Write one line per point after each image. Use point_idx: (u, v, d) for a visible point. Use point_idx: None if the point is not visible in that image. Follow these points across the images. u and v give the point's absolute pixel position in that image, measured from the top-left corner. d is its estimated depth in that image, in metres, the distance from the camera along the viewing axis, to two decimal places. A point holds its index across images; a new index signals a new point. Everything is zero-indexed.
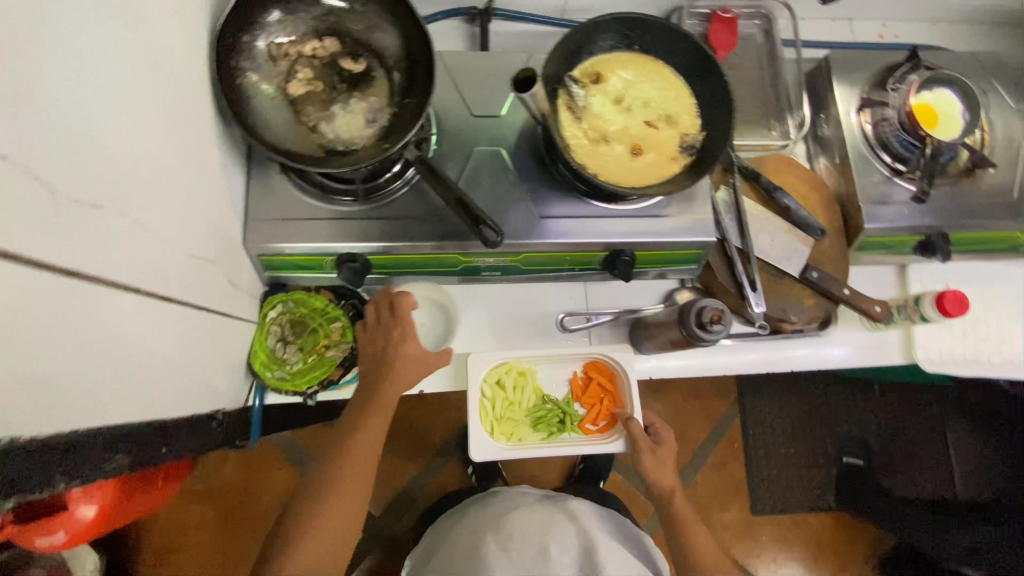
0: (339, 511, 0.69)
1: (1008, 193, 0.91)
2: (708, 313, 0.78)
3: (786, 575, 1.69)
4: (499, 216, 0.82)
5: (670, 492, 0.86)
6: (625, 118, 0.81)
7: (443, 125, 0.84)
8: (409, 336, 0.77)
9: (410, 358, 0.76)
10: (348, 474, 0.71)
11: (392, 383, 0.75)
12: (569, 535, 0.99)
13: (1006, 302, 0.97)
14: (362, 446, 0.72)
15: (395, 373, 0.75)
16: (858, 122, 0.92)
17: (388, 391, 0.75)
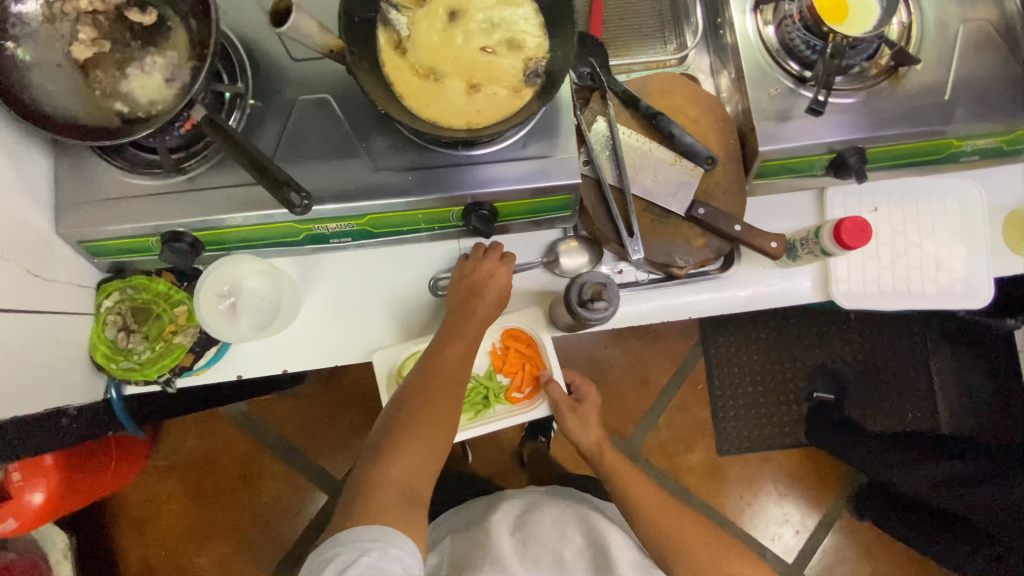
0: (433, 426, 0.74)
1: (939, 92, 0.77)
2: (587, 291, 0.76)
3: (756, 510, 1.66)
4: (332, 176, 0.73)
5: (599, 446, 0.91)
6: (457, 47, 0.70)
7: (262, 76, 0.75)
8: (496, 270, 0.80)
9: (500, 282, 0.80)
10: (451, 394, 0.76)
11: (484, 308, 0.79)
12: (581, 532, 0.98)
13: (943, 221, 0.85)
14: (459, 366, 0.77)
15: (485, 302, 0.79)
16: (757, 24, 0.78)
17: (475, 319, 0.79)
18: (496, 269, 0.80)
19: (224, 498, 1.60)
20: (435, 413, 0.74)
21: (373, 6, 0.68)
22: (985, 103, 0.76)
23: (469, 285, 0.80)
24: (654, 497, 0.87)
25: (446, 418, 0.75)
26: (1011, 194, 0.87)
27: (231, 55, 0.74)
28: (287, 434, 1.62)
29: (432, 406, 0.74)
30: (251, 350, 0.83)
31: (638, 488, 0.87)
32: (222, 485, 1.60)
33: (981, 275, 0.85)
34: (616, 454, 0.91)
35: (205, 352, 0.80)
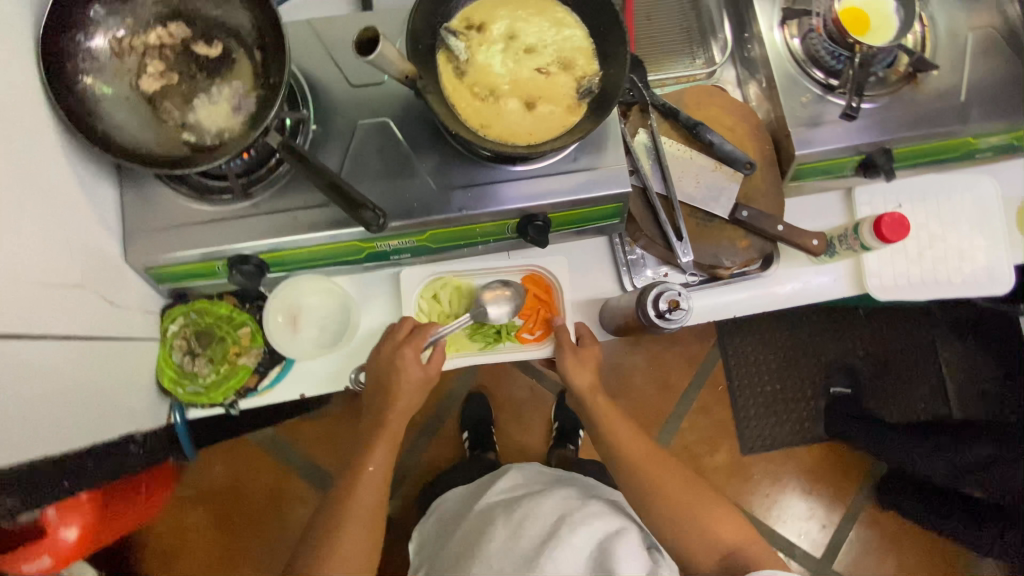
0: (354, 547, 0.73)
1: (955, 94, 0.82)
2: (664, 300, 0.74)
3: (782, 508, 1.69)
4: (395, 194, 0.76)
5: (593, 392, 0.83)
6: (513, 68, 0.73)
7: (322, 102, 0.78)
8: (408, 365, 0.76)
9: (409, 384, 0.76)
10: (373, 509, 0.75)
11: (399, 409, 0.77)
12: (581, 517, 0.86)
13: (963, 215, 0.91)
14: (376, 478, 0.76)
15: (401, 399, 0.77)
16: (784, 38, 0.83)
17: (392, 424, 0.77)
18: (409, 353, 0.76)
19: (253, 524, 1.58)
20: (355, 533, 0.73)
21: (433, 33, 0.72)
22: (998, 102, 0.83)
23: (379, 383, 0.77)
24: (642, 451, 0.83)
25: (367, 535, 0.74)
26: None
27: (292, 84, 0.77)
28: (317, 455, 1.61)
29: (350, 528, 0.73)
30: (310, 367, 0.84)
31: (629, 439, 0.84)
32: (250, 512, 1.59)
33: (1002, 264, 0.90)
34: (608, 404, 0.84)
35: (269, 371, 0.82)
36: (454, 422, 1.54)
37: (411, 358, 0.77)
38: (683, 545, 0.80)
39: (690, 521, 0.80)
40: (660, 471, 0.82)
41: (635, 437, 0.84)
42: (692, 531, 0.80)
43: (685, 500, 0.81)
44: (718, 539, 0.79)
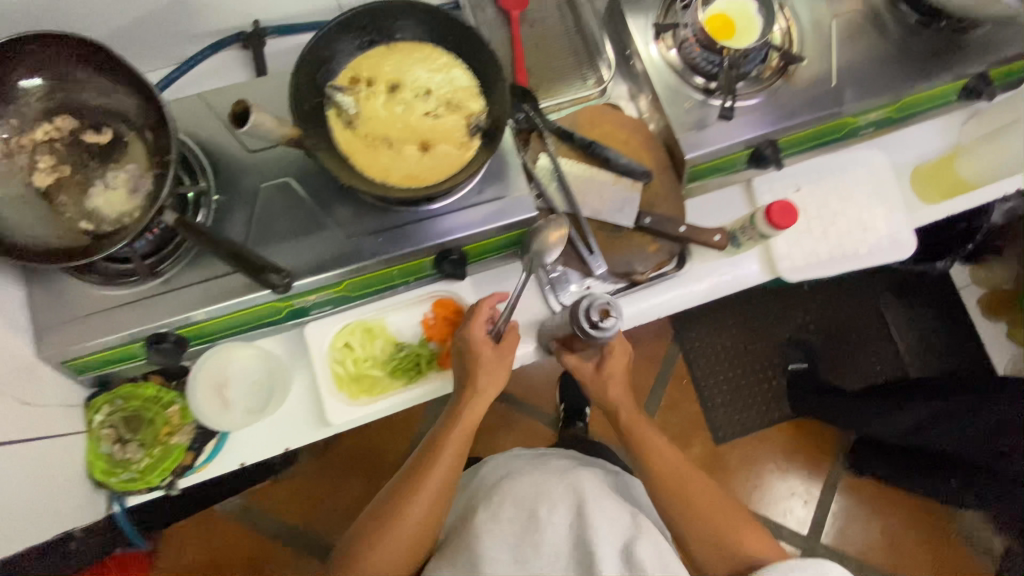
0: (418, 516, 0.74)
1: (826, 81, 0.87)
2: (593, 312, 0.74)
3: (763, 492, 1.71)
4: (305, 251, 0.76)
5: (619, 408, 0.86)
6: (402, 115, 0.76)
7: (223, 172, 0.79)
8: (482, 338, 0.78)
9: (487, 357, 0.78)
10: (439, 488, 0.75)
11: (479, 381, 0.78)
12: (559, 491, 0.81)
13: (859, 189, 0.96)
14: (447, 467, 0.76)
15: (483, 374, 0.78)
16: (660, 52, 0.86)
17: (472, 407, 0.78)
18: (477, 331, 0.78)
19: None
20: (414, 509, 0.74)
21: (319, 93, 0.74)
22: (868, 82, 0.88)
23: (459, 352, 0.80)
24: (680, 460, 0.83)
25: (430, 511, 0.75)
26: (910, 153, 0.98)
27: (190, 159, 0.78)
28: (292, 516, 1.57)
29: (411, 502, 0.74)
30: (246, 433, 0.82)
31: (663, 452, 0.83)
32: None
33: (901, 230, 0.95)
34: (638, 417, 0.85)
35: (205, 446, 0.81)
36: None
37: (482, 336, 0.79)
38: (706, 555, 0.77)
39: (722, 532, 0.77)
40: (694, 487, 0.80)
41: (670, 449, 0.84)
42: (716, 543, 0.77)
43: (717, 514, 0.78)
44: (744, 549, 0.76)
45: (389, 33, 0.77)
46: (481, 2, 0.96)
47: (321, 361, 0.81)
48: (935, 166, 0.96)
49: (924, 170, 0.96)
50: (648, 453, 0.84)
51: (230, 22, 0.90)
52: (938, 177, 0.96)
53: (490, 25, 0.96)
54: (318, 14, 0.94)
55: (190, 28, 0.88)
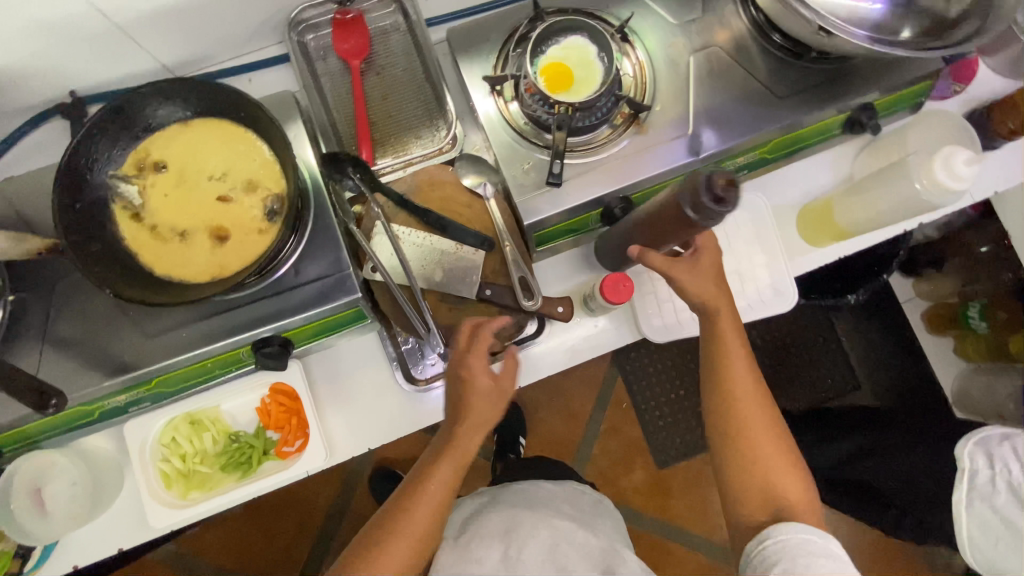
0: (388, 569, 0.66)
1: (682, 126, 0.79)
2: (716, 182, 0.60)
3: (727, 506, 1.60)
4: (105, 352, 0.71)
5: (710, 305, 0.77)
6: (195, 202, 0.70)
7: (22, 269, 0.73)
8: (475, 373, 0.69)
9: (481, 395, 0.69)
10: (423, 529, 0.68)
11: (472, 420, 0.69)
12: (536, 524, 0.84)
13: (740, 234, 0.88)
14: (435, 502, 0.69)
15: (472, 414, 0.69)
16: (497, 106, 0.79)
17: (462, 442, 0.69)
18: (475, 362, 0.69)
19: None
20: (393, 560, 0.66)
21: (99, 187, 0.68)
22: (733, 125, 0.79)
23: (454, 383, 0.70)
24: (757, 398, 0.78)
25: (407, 560, 0.67)
26: (796, 192, 0.90)
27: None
28: (220, 562, 1.46)
29: (394, 551, 0.66)
30: (80, 536, 0.79)
31: (736, 365, 0.78)
32: None
33: (784, 279, 0.87)
34: (727, 309, 0.78)
35: (33, 550, 0.77)
36: (367, 497, 1.48)
37: (479, 369, 0.69)
38: (739, 482, 0.76)
39: (768, 465, 0.75)
40: (754, 414, 0.77)
41: (748, 379, 0.78)
42: (752, 471, 0.76)
43: (772, 445, 0.76)
44: (784, 491, 0.74)
45: (170, 112, 0.70)
46: (322, 51, 0.89)
47: (145, 461, 0.77)
48: (820, 207, 0.87)
49: (808, 213, 0.88)
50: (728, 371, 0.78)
51: (44, 95, 0.85)
52: (823, 221, 0.87)
53: (332, 77, 0.88)
54: (144, 77, 0.88)
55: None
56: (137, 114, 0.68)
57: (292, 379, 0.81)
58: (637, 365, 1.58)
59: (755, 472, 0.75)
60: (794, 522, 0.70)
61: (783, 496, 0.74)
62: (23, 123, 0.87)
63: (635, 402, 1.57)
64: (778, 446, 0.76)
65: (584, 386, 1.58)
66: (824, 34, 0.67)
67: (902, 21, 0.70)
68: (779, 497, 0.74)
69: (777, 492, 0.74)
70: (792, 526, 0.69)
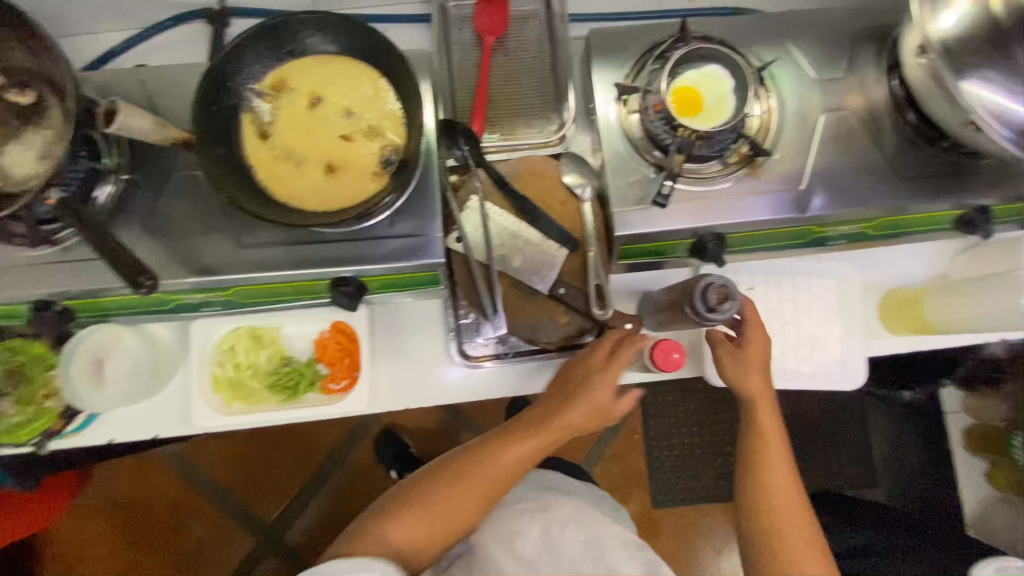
0: (455, 504, 0.77)
1: (794, 181, 0.78)
2: (712, 295, 0.68)
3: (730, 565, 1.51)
4: (195, 249, 0.74)
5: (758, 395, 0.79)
6: (317, 133, 0.72)
7: (140, 154, 0.77)
8: (599, 381, 0.75)
9: (590, 403, 0.74)
10: (489, 485, 0.77)
11: (567, 417, 0.75)
12: None
13: (822, 300, 0.86)
14: (511, 467, 0.77)
15: (572, 411, 0.75)
16: (617, 115, 0.80)
17: (553, 430, 0.76)
18: (609, 376, 0.75)
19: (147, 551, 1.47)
20: (456, 495, 0.77)
21: (235, 96, 0.71)
22: (846, 191, 0.78)
23: (571, 383, 0.77)
24: (792, 505, 0.78)
25: (470, 503, 0.78)
26: (887, 275, 0.88)
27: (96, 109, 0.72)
28: (216, 476, 1.50)
29: (464, 488, 0.77)
30: (122, 415, 0.82)
31: (774, 446, 0.79)
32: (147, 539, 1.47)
33: (855, 356, 0.86)
34: (770, 403, 0.80)
35: (77, 415, 0.81)
36: (368, 452, 1.51)
37: (608, 383, 0.75)
38: None
39: (790, 549, 0.76)
40: (784, 496, 0.78)
41: (784, 476, 0.79)
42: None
43: (801, 533, 0.76)
44: None
45: (316, 43, 0.73)
46: (459, 21, 0.91)
47: (203, 361, 0.81)
48: (910, 295, 0.86)
49: (896, 298, 0.87)
50: (764, 452, 0.79)
51: None
52: (909, 310, 0.86)
53: (462, 46, 0.90)
54: (289, 4, 0.92)
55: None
56: (288, 38, 0.71)
57: (354, 321, 0.82)
58: (660, 401, 1.57)
59: (778, 554, 0.76)
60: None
61: None
62: (166, 18, 0.91)
63: (649, 436, 1.55)
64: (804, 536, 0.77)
65: None
66: (972, 126, 0.66)
67: None
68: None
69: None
70: None
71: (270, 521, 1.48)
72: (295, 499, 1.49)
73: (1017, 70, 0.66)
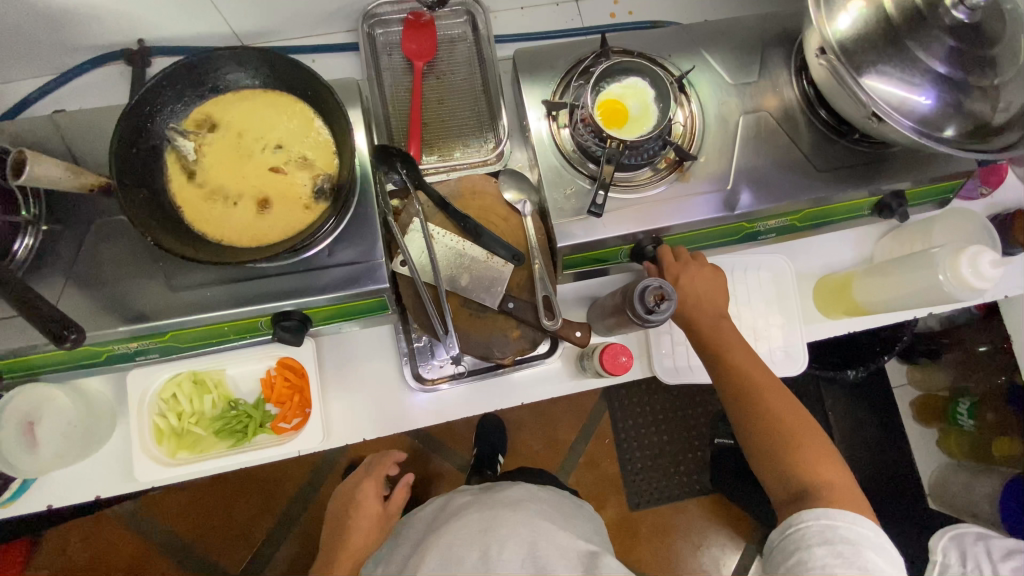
0: None
1: (722, 181, 0.82)
2: (649, 297, 0.70)
3: (707, 558, 1.53)
4: (126, 297, 0.72)
5: (699, 300, 0.80)
6: (246, 169, 0.71)
7: (61, 203, 0.74)
8: (361, 499, 1.06)
9: (361, 514, 1.05)
10: None
11: (353, 536, 1.02)
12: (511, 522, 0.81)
13: (762, 293, 0.90)
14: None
15: (353, 531, 1.02)
16: (549, 130, 0.82)
17: (342, 556, 0.99)
18: (365, 485, 1.08)
19: None
20: None
21: (156, 137, 0.69)
22: (770, 188, 0.82)
23: (344, 506, 1.08)
24: (766, 383, 0.76)
25: None
26: (817, 262, 0.93)
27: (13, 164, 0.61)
28: (176, 531, 1.42)
29: None
30: (59, 478, 0.78)
31: (748, 364, 0.77)
32: None
33: (796, 343, 0.90)
34: (714, 305, 0.81)
35: (10, 484, 0.76)
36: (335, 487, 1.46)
37: (366, 493, 1.07)
38: (764, 463, 0.74)
39: (797, 454, 0.72)
40: (771, 398, 0.75)
41: (749, 360, 0.78)
42: (784, 458, 0.72)
43: (802, 433, 0.73)
44: (811, 470, 0.70)
45: (238, 78, 0.72)
46: (389, 47, 0.92)
47: (143, 412, 0.77)
48: (840, 281, 0.91)
49: (828, 284, 0.91)
50: (740, 372, 0.77)
51: (113, 38, 0.86)
52: (840, 295, 0.90)
53: (393, 72, 0.91)
54: (213, 40, 0.91)
55: (70, 42, 0.85)
56: (210, 74, 0.70)
57: (301, 356, 0.81)
58: (625, 404, 1.59)
59: (777, 443, 0.73)
60: (816, 508, 0.66)
61: (817, 490, 0.68)
62: (84, 60, 0.89)
63: (618, 439, 1.57)
64: (805, 436, 0.73)
65: (570, 414, 1.57)
66: (876, 119, 0.71)
67: (947, 118, 0.72)
68: (813, 485, 0.69)
69: (809, 479, 0.69)
70: (812, 511, 0.66)
71: (236, 572, 1.41)
72: (262, 545, 1.43)
73: (909, 65, 0.71)
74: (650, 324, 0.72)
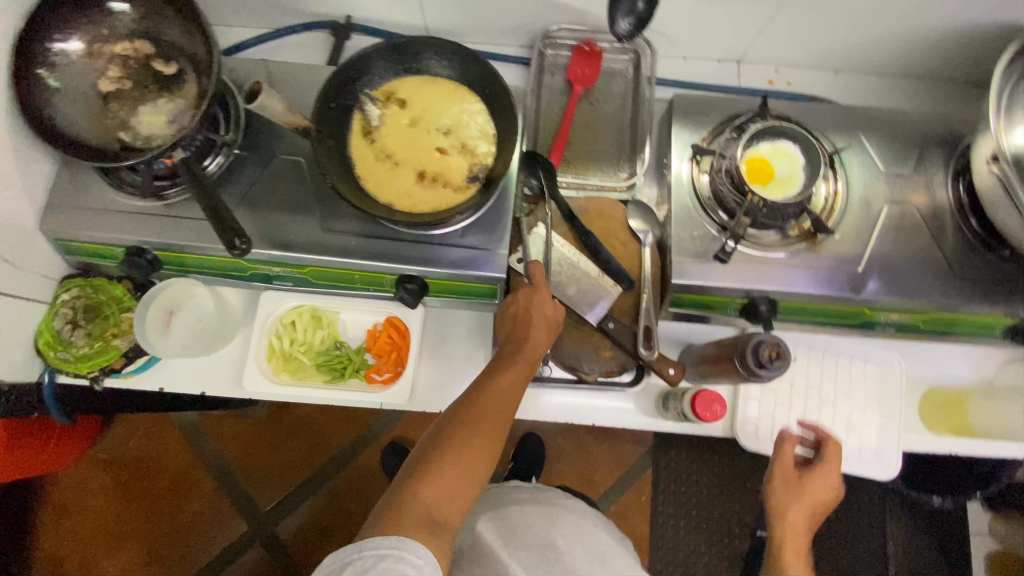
0: (476, 445, 0.66)
1: (852, 262, 0.81)
2: (764, 351, 0.72)
3: None
4: (285, 226, 0.81)
5: (810, 502, 0.75)
6: (416, 141, 0.79)
7: (252, 134, 0.85)
8: (541, 300, 0.78)
9: (543, 317, 0.77)
10: (502, 420, 0.70)
11: (536, 334, 0.76)
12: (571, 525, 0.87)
13: (863, 386, 0.87)
14: (514, 390, 0.72)
15: (536, 329, 0.76)
16: (690, 173, 0.85)
17: (529, 346, 0.75)
18: (542, 294, 0.78)
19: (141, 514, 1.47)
20: (486, 431, 0.68)
21: (352, 98, 0.79)
22: (902, 280, 0.80)
23: (519, 316, 0.78)
24: None
25: (490, 448, 0.68)
26: (931, 371, 0.89)
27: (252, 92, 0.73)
28: (226, 453, 1.52)
29: (480, 426, 0.68)
30: (177, 365, 0.87)
31: None
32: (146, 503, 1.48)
33: (889, 447, 0.85)
34: (816, 509, 0.76)
35: (137, 358, 0.85)
36: (375, 458, 1.52)
37: (544, 299, 0.78)
38: None
39: None
40: None
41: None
42: None
43: None
44: None
45: (430, 65, 0.81)
46: (554, 67, 0.99)
47: (264, 329, 0.85)
48: (950, 396, 0.88)
49: (938, 397, 0.88)
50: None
51: (327, 10, 0.99)
52: (950, 410, 0.88)
53: (553, 89, 0.98)
54: (405, 29, 1.02)
55: (292, 6, 0.98)
56: (409, 56, 0.79)
57: (408, 319, 0.87)
58: (673, 464, 1.54)
59: None
60: None
61: None
62: (296, 23, 1.02)
63: (657, 499, 1.52)
64: None
65: (615, 458, 1.55)
66: None
67: None
68: None
69: None
70: None
71: (266, 509, 1.48)
72: (296, 491, 1.49)
73: None
74: (758, 377, 0.73)
